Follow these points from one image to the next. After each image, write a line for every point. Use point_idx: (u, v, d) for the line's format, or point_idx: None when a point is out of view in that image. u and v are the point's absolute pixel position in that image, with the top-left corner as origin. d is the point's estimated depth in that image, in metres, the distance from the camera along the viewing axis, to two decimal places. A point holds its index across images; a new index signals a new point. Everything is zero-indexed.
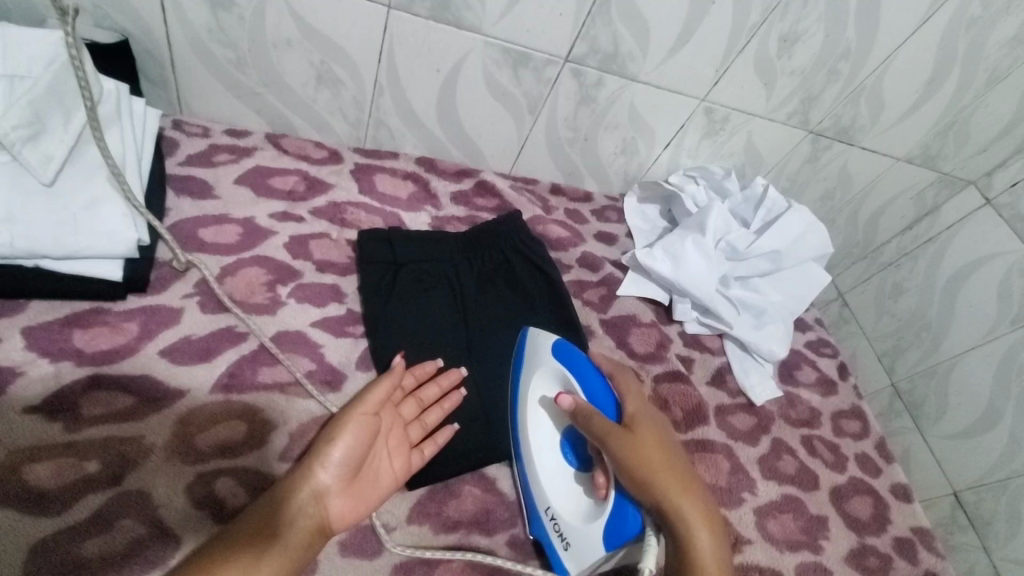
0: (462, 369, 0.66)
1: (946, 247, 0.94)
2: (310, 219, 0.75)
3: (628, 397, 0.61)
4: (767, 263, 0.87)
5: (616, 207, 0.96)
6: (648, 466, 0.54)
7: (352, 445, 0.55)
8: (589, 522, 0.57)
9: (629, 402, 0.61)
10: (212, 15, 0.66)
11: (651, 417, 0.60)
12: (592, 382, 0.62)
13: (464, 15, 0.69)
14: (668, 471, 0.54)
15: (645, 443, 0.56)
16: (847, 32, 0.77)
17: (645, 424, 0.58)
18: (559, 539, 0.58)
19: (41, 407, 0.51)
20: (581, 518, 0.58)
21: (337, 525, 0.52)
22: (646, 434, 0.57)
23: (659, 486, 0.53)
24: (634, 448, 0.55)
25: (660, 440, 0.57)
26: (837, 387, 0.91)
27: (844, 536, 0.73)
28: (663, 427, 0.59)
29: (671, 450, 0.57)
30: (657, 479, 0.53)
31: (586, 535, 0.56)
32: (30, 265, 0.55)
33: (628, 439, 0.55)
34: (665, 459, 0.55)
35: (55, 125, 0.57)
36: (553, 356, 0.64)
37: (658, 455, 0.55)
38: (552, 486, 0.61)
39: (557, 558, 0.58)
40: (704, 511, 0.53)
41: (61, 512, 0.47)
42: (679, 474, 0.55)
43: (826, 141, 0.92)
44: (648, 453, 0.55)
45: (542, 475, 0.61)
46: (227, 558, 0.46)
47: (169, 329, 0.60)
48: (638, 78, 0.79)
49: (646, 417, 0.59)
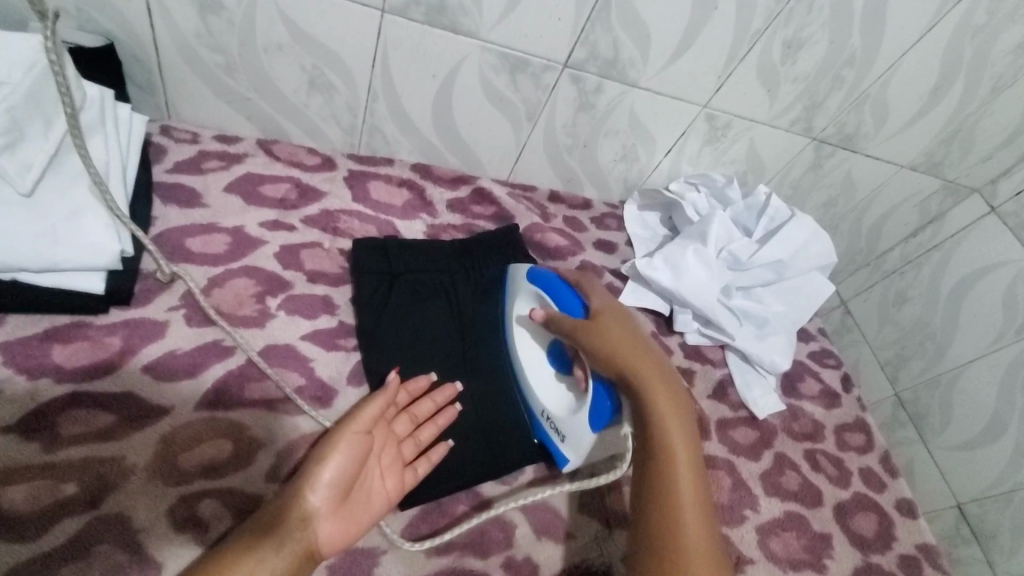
0: (456, 383, 0.64)
1: (950, 256, 0.92)
2: (302, 228, 0.73)
3: (592, 294, 0.63)
4: (770, 273, 0.85)
5: (616, 214, 0.95)
6: (615, 350, 0.57)
7: (344, 465, 0.53)
8: (574, 413, 0.62)
9: (594, 298, 0.63)
10: (200, 18, 0.64)
11: (613, 307, 0.63)
12: (558, 287, 0.64)
13: (460, 20, 0.67)
14: (633, 351, 0.58)
15: (609, 329, 0.59)
16: (853, 38, 0.75)
17: (608, 313, 0.61)
18: (555, 435, 0.63)
19: (17, 427, 0.49)
20: (568, 412, 0.63)
21: (326, 549, 0.50)
22: (609, 321, 0.60)
23: (625, 363, 0.57)
24: (600, 337, 0.58)
25: (622, 324, 0.60)
26: (840, 399, 0.89)
27: (848, 554, 0.71)
28: (625, 314, 0.62)
29: (636, 337, 0.60)
30: (623, 359, 0.57)
31: (575, 423, 0.61)
32: (6, 279, 0.53)
33: (594, 330, 0.59)
34: (629, 341, 0.59)
35: (36, 132, 0.55)
36: (524, 277, 0.68)
37: (622, 338, 0.59)
38: (544, 391, 0.66)
39: (558, 450, 0.63)
40: (666, 382, 0.57)
41: (36, 538, 0.45)
42: (642, 351, 0.59)
43: (829, 148, 0.91)
44: (613, 337, 0.58)
45: (533, 383, 0.66)
46: None
47: (153, 343, 0.58)
48: (638, 84, 0.77)
49: (609, 308, 0.62)
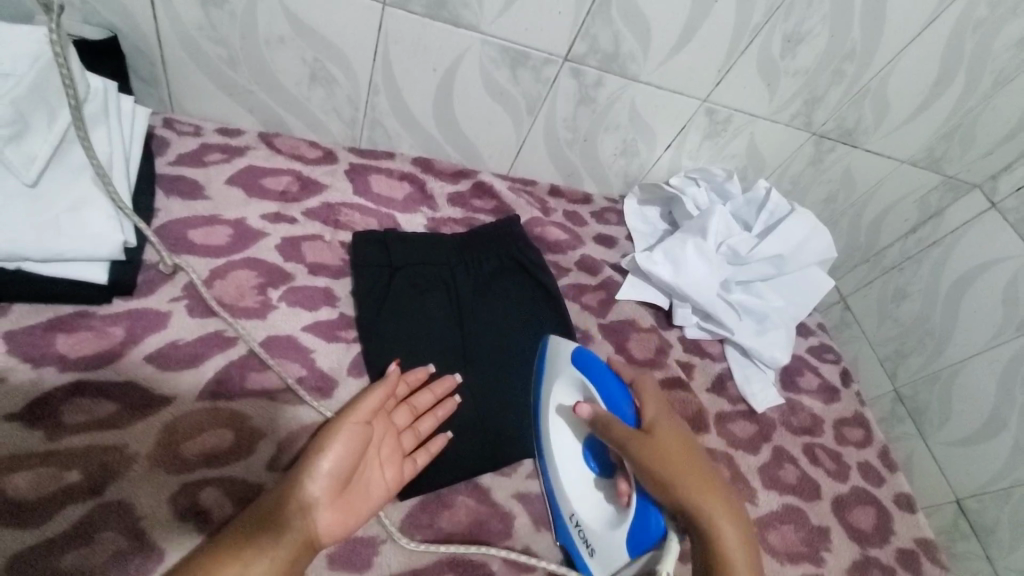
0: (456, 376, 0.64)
1: (950, 252, 0.92)
2: (303, 221, 0.73)
3: (647, 404, 0.59)
4: (770, 268, 0.85)
5: (616, 209, 0.95)
6: (675, 475, 0.52)
7: (343, 455, 0.53)
8: (611, 530, 0.57)
9: (649, 409, 0.58)
10: (202, 12, 0.65)
11: (670, 421, 0.58)
12: (610, 388, 0.59)
13: (461, 13, 0.67)
14: (693, 477, 0.52)
15: (668, 450, 0.54)
16: (852, 32, 0.75)
17: (665, 428, 0.56)
18: (583, 546, 0.58)
19: (21, 414, 0.50)
20: (602, 525, 0.58)
21: (325, 538, 0.50)
22: (667, 439, 0.55)
23: (684, 493, 0.51)
24: (658, 457, 0.53)
25: (683, 445, 0.55)
26: (839, 394, 0.89)
27: (846, 547, 0.71)
28: (683, 431, 0.57)
29: (695, 457, 0.55)
30: (684, 487, 0.52)
31: (609, 542, 0.56)
32: (11, 267, 0.53)
33: (651, 447, 0.53)
34: (690, 466, 0.53)
35: (39, 124, 0.55)
36: (571, 364, 0.62)
37: (683, 463, 0.53)
38: (575, 491, 0.61)
39: (581, 560, 0.59)
40: (733, 517, 0.52)
41: (41, 524, 0.46)
42: (705, 479, 0.53)
43: (830, 143, 0.91)
44: (672, 458, 0.53)
45: (565, 480, 0.61)
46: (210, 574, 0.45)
47: (156, 333, 0.58)
48: (639, 78, 0.77)
49: (665, 421, 0.57)
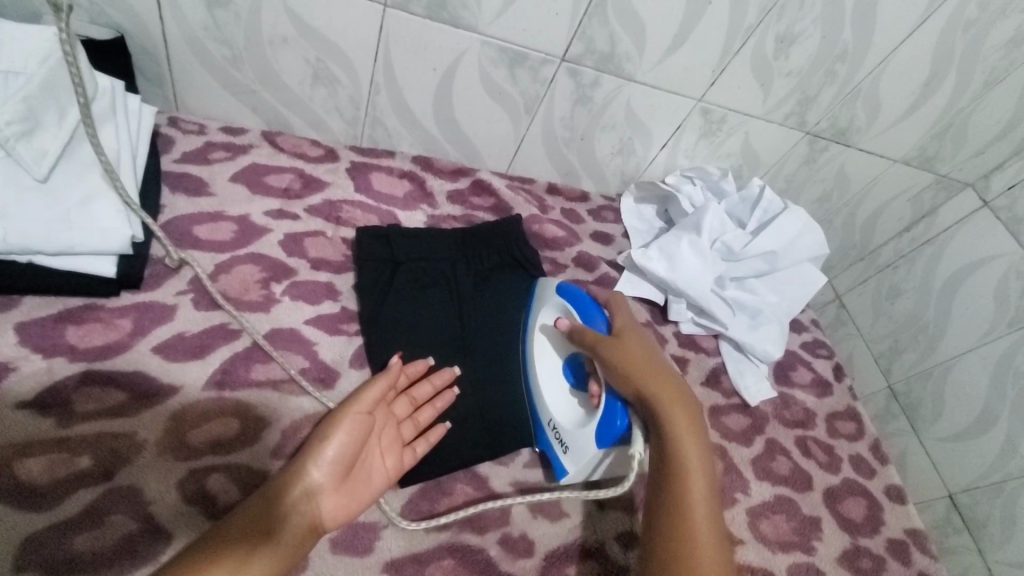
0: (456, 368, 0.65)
1: (942, 249, 0.94)
2: (306, 217, 0.75)
3: (617, 315, 0.66)
4: (763, 264, 0.87)
5: (613, 207, 0.97)
6: (637, 369, 0.58)
7: (346, 443, 0.55)
8: (580, 427, 0.62)
9: (618, 319, 0.65)
10: (208, 13, 0.66)
11: (638, 332, 0.64)
12: (586, 306, 0.67)
13: (461, 14, 0.69)
14: (653, 369, 0.59)
15: (632, 350, 0.60)
16: (844, 34, 0.77)
17: (632, 337, 0.63)
18: (559, 446, 0.64)
19: (34, 402, 0.52)
20: (576, 425, 0.63)
21: (329, 523, 0.52)
22: (633, 344, 0.61)
23: (644, 384, 0.57)
24: (623, 356, 0.59)
25: (647, 349, 0.62)
26: (832, 388, 0.91)
27: (837, 536, 0.73)
28: (649, 341, 0.64)
29: (656, 356, 0.61)
30: (644, 378, 0.58)
31: (578, 437, 0.61)
32: (23, 261, 0.55)
33: (617, 348, 0.60)
34: (651, 365, 0.59)
35: (50, 121, 0.57)
36: (552, 290, 0.70)
37: (645, 361, 0.60)
38: (554, 400, 0.67)
39: (558, 461, 0.64)
40: (686, 407, 0.57)
41: (53, 507, 0.48)
42: (664, 376, 0.59)
43: (823, 142, 0.92)
44: (635, 358, 0.59)
45: (545, 390, 0.67)
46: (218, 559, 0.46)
47: (163, 326, 0.60)
48: (635, 78, 0.79)
49: (633, 331, 0.64)
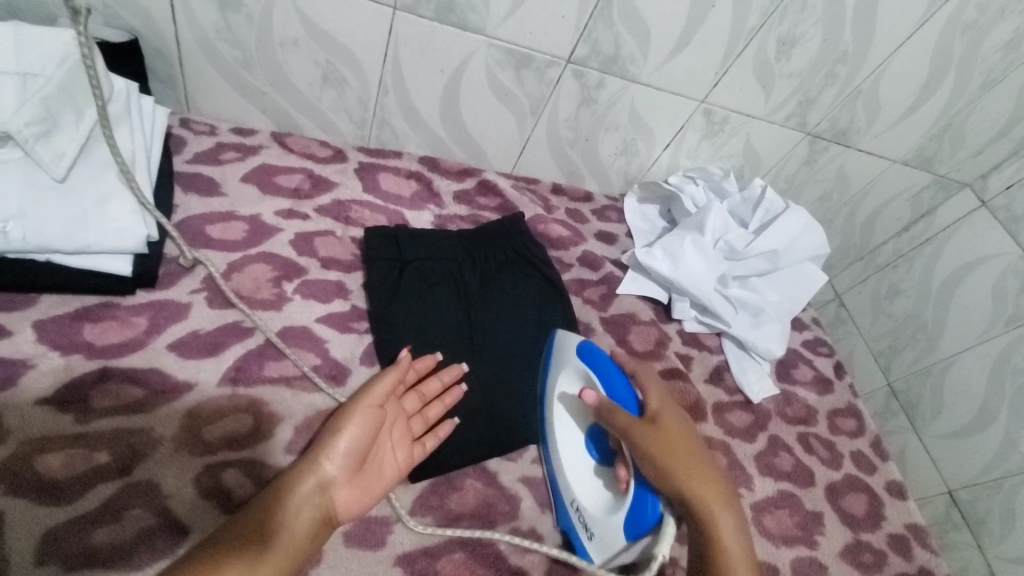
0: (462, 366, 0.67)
1: (941, 249, 0.95)
2: (316, 217, 0.76)
3: (649, 394, 0.62)
4: (765, 263, 0.88)
5: (617, 207, 0.98)
6: (679, 467, 0.55)
7: (358, 437, 0.55)
8: (608, 514, 0.59)
9: (651, 400, 0.61)
10: (220, 15, 0.67)
11: (673, 411, 0.61)
12: (612, 376, 0.63)
13: (469, 17, 0.70)
14: (692, 466, 0.56)
15: (672, 441, 0.57)
16: (844, 36, 0.78)
17: (669, 421, 0.59)
18: (583, 530, 0.60)
19: (52, 398, 0.53)
20: (602, 510, 0.60)
21: (343, 515, 0.53)
22: (671, 430, 0.58)
23: (687, 484, 0.55)
24: (663, 449, 0.56)
25: (685, 437, 0.59)
26: (833, 386, 0.92)
27: (840, 531, 0.74)
28: (685, 421, 0.61)
29: (693, 447, 0.58)
30: (687, 479, 0.55)
31: (607, 526, 0.58)
32: (41, 260, 0.56)
33: (656, 438, 0.57)
34: (692, 461, 0.57)
35: (67, 122, 0.58)
36: (575, 355, 0.66)
37: (686, 455, 0.57)
38: (576, 477, 0.63)
39: (582, 546, 0.60)
40: (729, 506, 0.55)
41: (73, 502, 0.49)
42: (704, 472, 0.57)
43: (824, 143, 0.94)
44: (676, 452, 0.56)
45: (567, 467, 0.64)
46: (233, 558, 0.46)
47: (178, 323, 0.61)
48: (639, 79, 0.80)
49: (669, 412, 0.60)
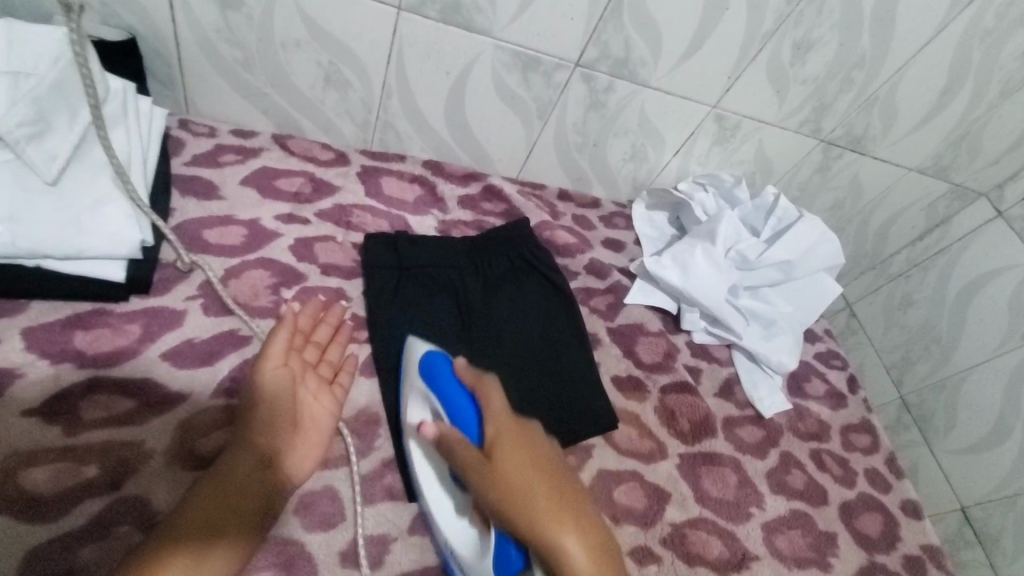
0: (344, 306, 0.67)
1: (957, 258, 0.92)
2: (316, 222, 0.74)
3: (490, 419, 0.53)
4: (778, 273, 0.86)
5: (624, 214, 0.95)
6: (518, 499, 0.47)
7: (276, 391, 0.56)
8: (479, 559, 0.51)
9: (491, 426, 0.52)
10: (221, 15, 0.66)
11: (515, 429, 0.53)
12: (454, 399, 0.55)
13: (475, 18, 0.68)
14: (535, 499, 0.47)
15: (512, 475, 0.48)
16: (862, 41, 0.76)
17: (509, 446, 0.51)
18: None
19: (39, 409, 0.51)
20: (473, 555, 0.51)
21: (299, 473, 0.53)
22: (511, 454, 0.50)
23: (529, 524, 0.46)
24: (499, 481, 0.48)
25: (529, 457, 0.50)
26: (847, 400, 0.89)
27: (853, 553, 0.71)
28: (530, 438, 0.52)
29: (542, 474, 0.50)
30: (530, 515, 0.46)
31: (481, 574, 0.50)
32: (31, 265, 0.54)
33: (489, 469, 0.49)
34: (539, 485, 0.48)
35: (61, 123, 0.56)
36: (417, 378, 0.59)
37: (531, 482, 0.48)
38: (442, 515, 0.54)
39: None
40: (585, 532, 0.47)
41: (57, 519, 0.47)
42: (554, 498, 0.48)
43: (838, 150, 0.91)
44: (514, 480, 0.48)
45: (432, 505, 0.55)
46: (201, 555, 0.45)
47: (172, 331, 0.59)
48: (649, 84, 0.78)
49: (510, 436, 0.52)
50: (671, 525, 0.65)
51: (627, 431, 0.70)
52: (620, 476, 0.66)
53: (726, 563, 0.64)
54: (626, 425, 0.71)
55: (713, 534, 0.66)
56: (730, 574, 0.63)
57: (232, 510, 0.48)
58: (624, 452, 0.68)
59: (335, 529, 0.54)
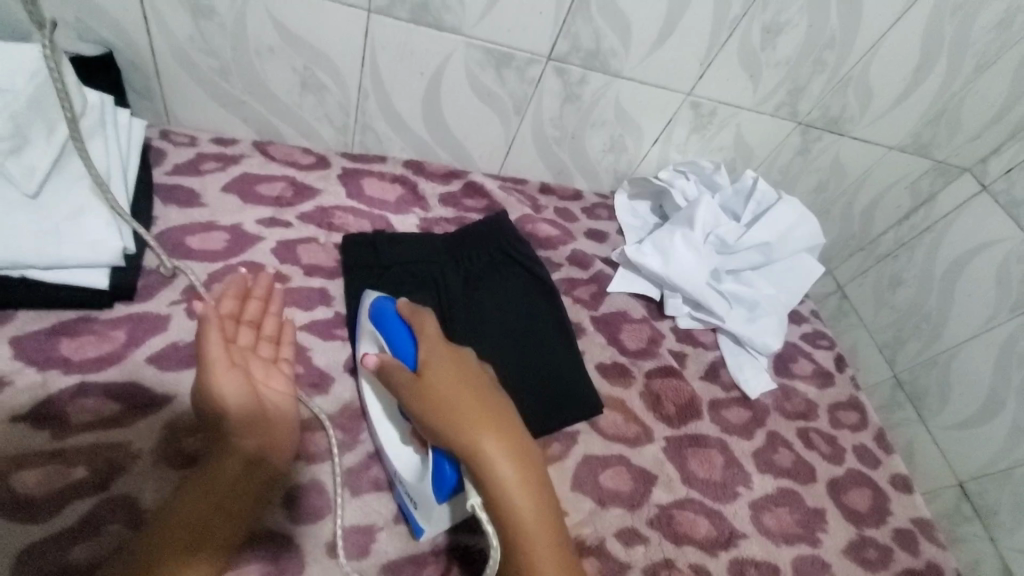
0: (270, 276, 0.64)
1: (944, 235, 0.93)
2: (299, 225, 0.75)
3: (424, 342, 0.55)
4: (758, 255, 0.86)
5: (607, 205, 0.96)
6: (446, 416, 0.49)
7: (238, 397, 0.52)
8: (418, 480, 0.54)
9: (424, 348, 0.54)
10: (194, 25, 0.67)
11: (447, 351, 0.54)
12: (393, 330, 0.57)
13: (445, 17, 0.69)
14: (456, 408, 0.50)
15: (437, 390, 0.51)
16: (831, 22, 0.77)
17: (438, 364, 0.53)
18: (409, 500, 0.56)
19: (29, 415, 0.52)
20: (415, 477, 0.55)
21: (279, 465, 0.54)
22: (440, 373, 0.52)
23: (449, 433, 0.48)
24: (429, 401, 0.50)
25: (457, 375, 0.52)
26: (835, 379, 0.89)
27: (843, 528, 0.72)
28: (461, 360, 0.54)
29: (470, 386, 0.52)
30: (450, 423, 0.49)
31: (420, 491, 0.53)
32: (16, 276, 0.56)
33: (420, 390, 0.51)
34: (467, 400, 0.50)
35: (38, 137, 0.58)
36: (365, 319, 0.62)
37: (459, 398, 0.50)
38: (392, 448, 0.58)
39: (414, 517, 0.56)
40: (504, 437, 0.49)
41: (48, 519, 0.48)
42: (477, 407, 0.50)
43: (816, 132, 0.92)
44: (442, 398, 0.50)
45: (383, 440, 0.59)
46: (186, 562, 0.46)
47: (157, 335, 0.61)
48: (622, 74, 0.79)
49: (440, 356, 0.54)
50: (658, 506, 0.65)
51: (613, 416, 0.71)
52: (606, 460, 0.67)
53: (715, 542, 0.65)
54: (612, 411, 0.72)
55: (700, 514, 0.66)
56: (717, 552, 0.64)
57: (220, 512, 0.49)
58: (609, 437, 0.69)
59: (322, 520, 0.55)
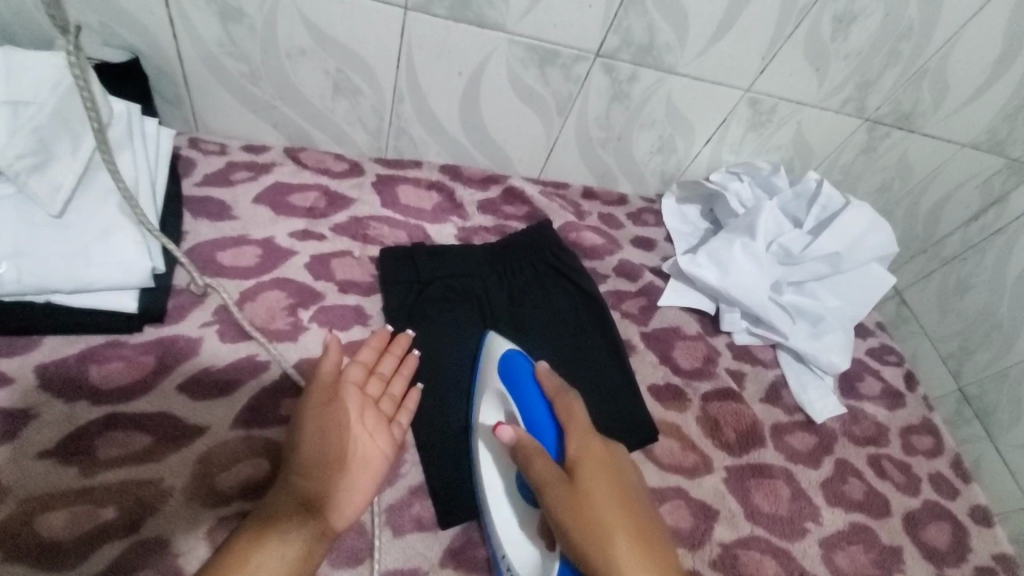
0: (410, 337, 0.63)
1: (1015, 242, 0.84)
2: (332, 237, 0.71)
3: (573, 438, 0.52)
4: (825, 266, 0.79)
5: (654, 209, 0.90)
6: (602, 536, 0.46)
7: (316, 436, 0.52)
8: None
9: (573, 446, 0.51)
10: (222, 28, 0.63)
11: (598, 453, 0.52)
12: (535, 411, 0.55)
13: (487, 12, 0.64)
14: (608, 525, 0.47)
15: (589, 498, 0.48)
16: (909, 10, 0.69)
17: (589, 470, 0.50)
18: None
19: (55, 451, 0.49)
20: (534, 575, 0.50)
21: (336, 524, 0.49)
22: (596, 482, 0.49)
23: (601, 552, 0.45)
24: (579, 509, 0.47)
25: (609, 489, 0.49)
26: (905, 399, 0.82)
27: (921, 568, 0.66)
28: (611, 463, 0.52)
29: (620, 500, 0.49)
30: (602, 544, 0.46)
31: None
32: (40, 301, 0.53)
33: (573, 499, 0.47)
34: (620, 525, 0.47)
35: (64, 151, 0.54)
36: (496, 379, 0.58)
37: (614, 524, 0.47)
38: (506, 531, 0.53)
39: None
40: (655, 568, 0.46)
41: (75, 566, 0.45)
42: (627, 528, 0.47)
43: (884, 129, 0.84)
44: (595, 517, 0.47)
45: (496, 518, 0.53)
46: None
47: (189, 361, 0.57)
48: (676, 70, 0.73)
49: (592, 459, 0.51)
50: (721, 545, 0.60)
51: (668, 444, 0.66)
52: (664, 494, 0.62)
53: None
54: (668, 439, 0.66)
55: (766, 554, 0.61)
56: None
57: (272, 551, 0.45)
58: (665, 468, 0.64)
59: (361, 565, 0.51)
